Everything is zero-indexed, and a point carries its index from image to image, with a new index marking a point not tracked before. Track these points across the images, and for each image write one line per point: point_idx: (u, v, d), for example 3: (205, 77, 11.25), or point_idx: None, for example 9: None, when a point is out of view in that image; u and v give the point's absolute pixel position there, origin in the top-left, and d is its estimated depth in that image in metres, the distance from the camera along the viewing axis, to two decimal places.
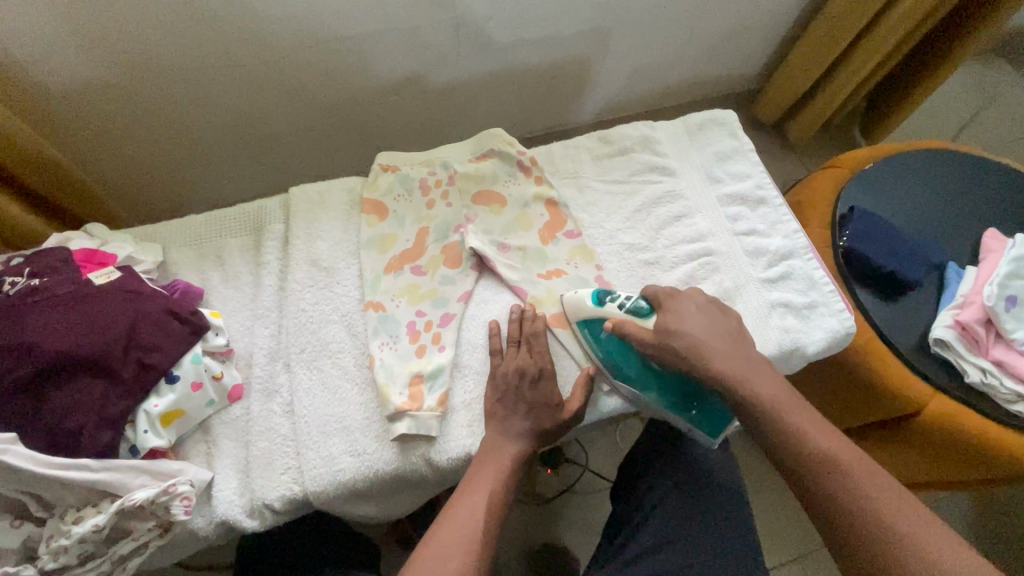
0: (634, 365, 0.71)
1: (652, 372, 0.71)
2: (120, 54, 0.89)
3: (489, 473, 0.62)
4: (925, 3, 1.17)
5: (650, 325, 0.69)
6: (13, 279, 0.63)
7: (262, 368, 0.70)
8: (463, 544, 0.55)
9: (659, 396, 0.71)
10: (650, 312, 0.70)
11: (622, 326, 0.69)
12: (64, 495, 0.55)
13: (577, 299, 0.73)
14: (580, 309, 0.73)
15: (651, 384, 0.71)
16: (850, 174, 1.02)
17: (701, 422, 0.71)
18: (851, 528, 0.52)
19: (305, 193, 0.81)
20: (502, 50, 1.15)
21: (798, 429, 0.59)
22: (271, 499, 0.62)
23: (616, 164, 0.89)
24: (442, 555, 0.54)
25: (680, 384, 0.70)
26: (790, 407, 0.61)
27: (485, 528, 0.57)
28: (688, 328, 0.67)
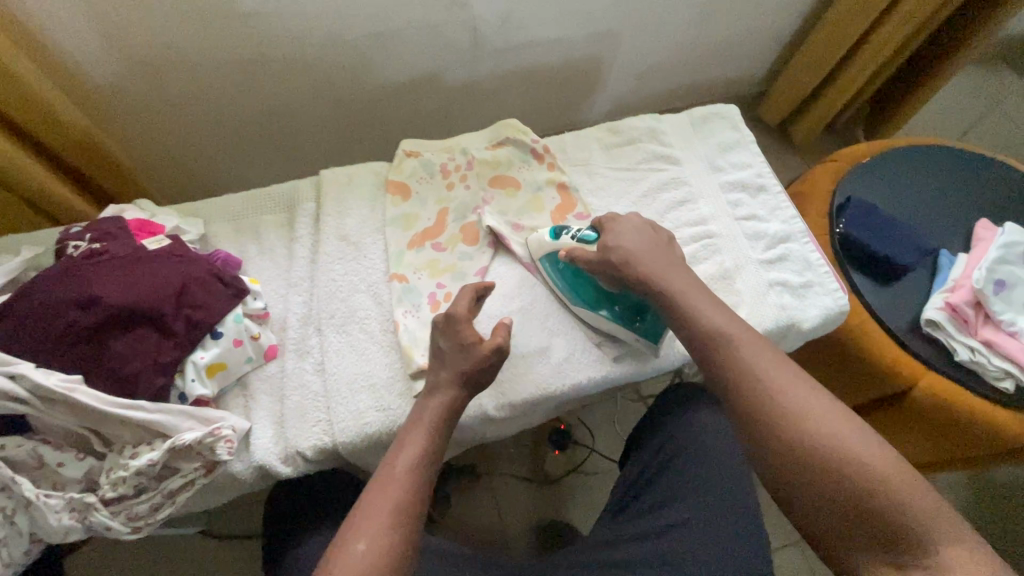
0: (586, 287, 0.78)
1: (600, 293, 0.77)
2: (164, 48, 0.96)
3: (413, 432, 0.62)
4: (924, 9, 1.23)
5: (595, 248, 0.75)
6: (76, 243, 0.70)
7: (295, 331, 0.76)
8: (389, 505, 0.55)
9: (612, 314, 0.77)
10: (595, 238, 0.76)
11: (570, 252, 0.76)
12: (122, 432, 0.61)
13: (536, 238, 0.80)
14: (540, 244, 0.80)
15: (601, 303, 0.77)
16: (848, 166, 1.06)
17: (646, 334, 0.77)
18: (815, 481, 0.53)
19: (335, 175, 0.88)
20: (517, 49, 1.22)
21: (773, 389, 0.58)
22: (304, 447, 0.68)
23: (624, 153, 0.95)
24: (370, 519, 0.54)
25: (628, 303, 0.77)
26: (752, 348, 0.61)
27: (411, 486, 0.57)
28: (669, 276, 0.72)
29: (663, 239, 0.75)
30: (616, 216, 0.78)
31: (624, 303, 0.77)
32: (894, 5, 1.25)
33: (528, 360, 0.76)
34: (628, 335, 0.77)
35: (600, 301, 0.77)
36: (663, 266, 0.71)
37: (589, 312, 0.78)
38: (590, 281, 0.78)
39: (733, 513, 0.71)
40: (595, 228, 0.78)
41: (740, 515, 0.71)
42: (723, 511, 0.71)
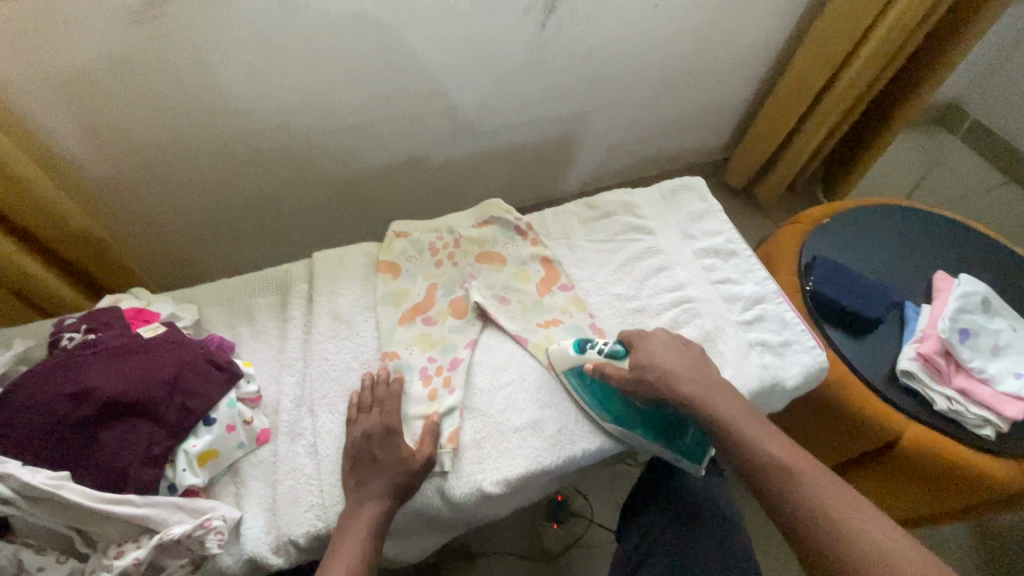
0: (617, 405, 0.79)
1: (633, 412, 0.79)
2: (158, 143, 1.02)
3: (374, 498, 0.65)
4: (857, 86, 1.37)
5: (626, 365, 0.78)
6: (70, 335, 0.71)
7: (288, 413, 0.76)
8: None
9: (646, 433, 0.78)
10: (626, 355, 0.80)
11: (602, 369, 0.78)
12: (108, 530, 0.59)
13: (560, 351, 0.81)
14: (563, 355, 0.81)
15: (636, 423, 0.78)
16: (810, 228, 1.14)
17: (685, 454, 0.79)
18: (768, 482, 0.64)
19: (327, 256, 0.92)
20: (496, 132, 1.32)
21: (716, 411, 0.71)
22: (296, 535, 0.66)
23: (602, 226, 1.01)
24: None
25: (661, 419, 0.79)
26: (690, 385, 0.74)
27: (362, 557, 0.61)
28: (654, 357, 0.76)
29: (696, 354, 0.78)
30: (643, 333, 0.81)
31: (659, 422, 0.79)
32: (832, 82, 1.40)
33: (521, 434, 0.77)
34: (667, 452, 0.79)
35: (635, 420, 0.78)
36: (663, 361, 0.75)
37: (624, 431, 0.78)
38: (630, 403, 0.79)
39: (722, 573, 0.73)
40: (623, 343, 0.81)
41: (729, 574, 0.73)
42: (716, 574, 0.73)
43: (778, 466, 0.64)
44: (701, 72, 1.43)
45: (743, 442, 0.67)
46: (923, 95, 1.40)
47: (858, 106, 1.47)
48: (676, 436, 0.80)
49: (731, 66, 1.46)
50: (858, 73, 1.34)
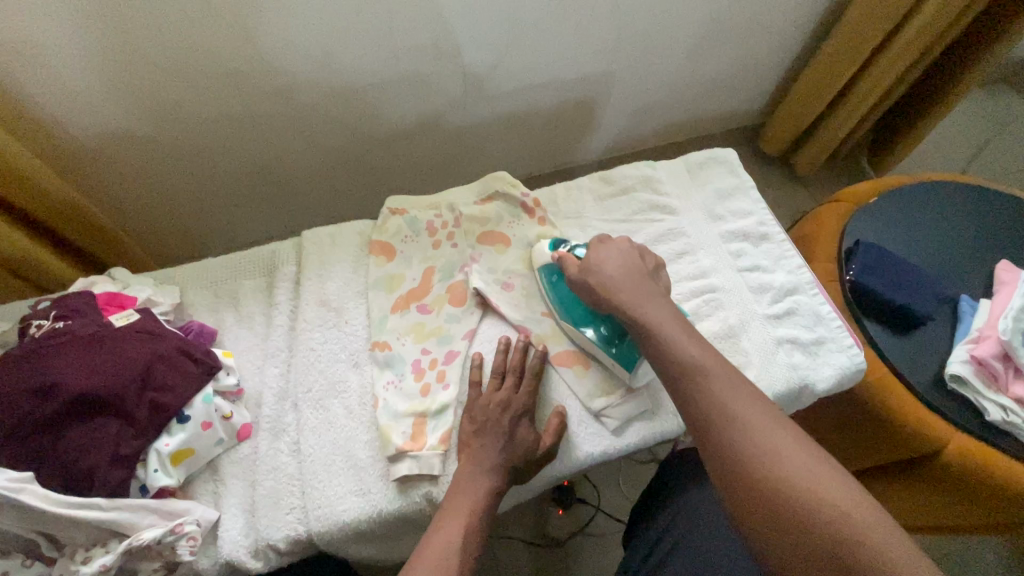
0: (573, 303, 0.77)
1: (587, 312, 0.75)
2: (141, 109, 0.95)
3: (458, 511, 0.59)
4: (922, 42, 1.20)
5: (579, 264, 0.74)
6: (38, 323, 0.66)
7: (270, 407, 0.71)
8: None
9: (592, 334, 0.74)
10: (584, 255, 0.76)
11: (563, 262, 0.75)
12: (74, 534, 0.56)
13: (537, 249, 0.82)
14: (540, 253, 0.81)
15: (585, 321, 0.75)
16: (854, 208, 1.02)
17: (621, 361, 0.73)
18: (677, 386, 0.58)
19: (317, 235, 0.85)
20: (508, 95, 1.20)
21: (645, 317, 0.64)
22: (275, 540, 0.63)
23: (618, 204, 0.91)
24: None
25: (608, 322, 0.74)
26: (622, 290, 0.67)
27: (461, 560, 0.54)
28: (606, 267, 0.70)
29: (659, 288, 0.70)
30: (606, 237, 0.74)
31: (607, 324, 0.74)
32: (892, 36, 1.22)
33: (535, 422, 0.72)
34: (606, 360, 0.74)
35: (585, 319, 0.75)
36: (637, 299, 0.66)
37: (573, 330, 0.76)
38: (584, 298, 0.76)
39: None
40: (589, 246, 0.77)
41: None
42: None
43: (733, 415, 0.53)
44: (741, 26, 1.27)
45: (714, 403, 0.55)
46: (997, 52, 1.22)
47: (919, 65, 1.29)
48: (616, 341, 0.73)
49: (777, 19, 1.29)
50: (922, 29, 1.16)
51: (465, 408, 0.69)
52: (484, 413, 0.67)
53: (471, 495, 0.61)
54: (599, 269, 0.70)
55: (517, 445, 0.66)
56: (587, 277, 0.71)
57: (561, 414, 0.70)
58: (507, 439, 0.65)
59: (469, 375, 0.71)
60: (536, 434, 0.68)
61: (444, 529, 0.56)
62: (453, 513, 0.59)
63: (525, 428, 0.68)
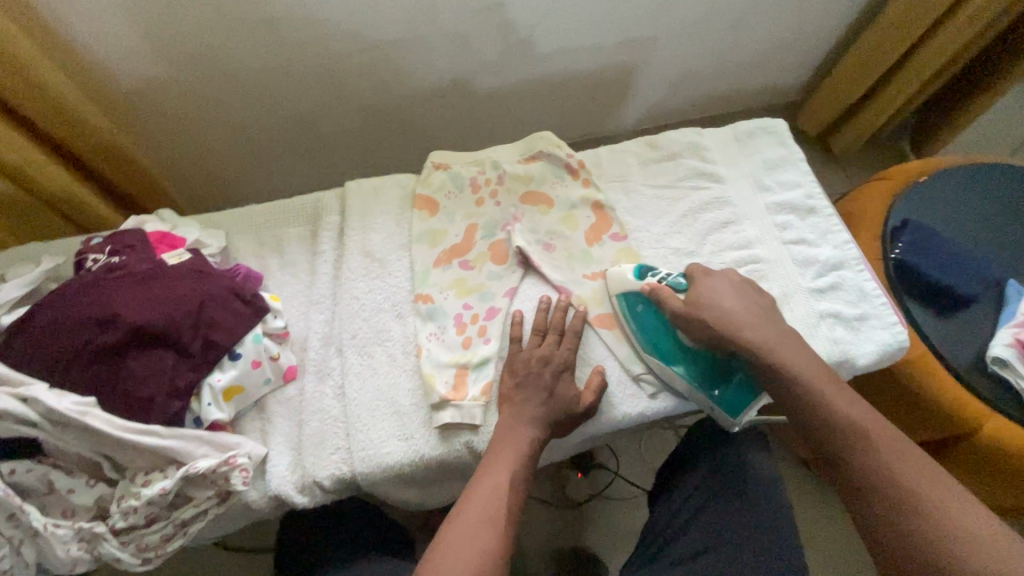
0: (666, 339, 0.72)
1: (681, 348, 0.72)
2: (181, 54, 0.94)
3: (503, 460, 0.60)
4: (977, 24, 1.13)
5: (684, 297, 0.72)
6: (95, 257, 0.68)
7: (315, 352, 0.73)
8: (486, 520, 0.55)
9: (686, 372, 0.71)
10: (686, 288, 0.73)
11: (657, 293, 0.72)
12: (135, 458, 0.58)
13: (619, 272, 0.76)
14: (621, 280, 0.76)
15: (681, 360, 0.71)
16: (902, 186, 0.99)
17: (723, 405, 0.71)
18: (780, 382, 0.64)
19: (360, 187, 0.85)
20: (549, 57, 1.17)
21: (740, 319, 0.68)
22: (321, 477, 0.65)
23: (663, 170, 0.90)
24: (469, 530, 0.54)
25: (709, 363, 0.71)
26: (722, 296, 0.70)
27: (507, 503, 0.57)
28: (719, 300, 0.70)
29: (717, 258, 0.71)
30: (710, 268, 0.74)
31: (708, 364, 0.71)
32: (946, 17, 1.16)
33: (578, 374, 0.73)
34: (704, 402, 0.71)
35: (677, 356, 0.71)
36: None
37: (663, 365, 0.71)
38: (673, 334, 0.72)
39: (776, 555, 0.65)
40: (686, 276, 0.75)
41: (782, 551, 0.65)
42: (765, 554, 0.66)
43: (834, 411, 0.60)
44: None
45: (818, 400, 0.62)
46: None
47: (972, 49, 1.22)
48: (719, 385, 0.71)
49: None
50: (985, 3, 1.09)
51: (507, 362, 0.70)
52: (526, 367, 0.68)
53: (514, 443, 0.62)
54: (714, 302, 0.69)
55: (559, 399, 0.66)
56: (697, 312, 0.69)
57: (601, 373, 0.71)
58: (549, 393, 0.66)
59: (510, 331, 0.72)
60: (577, 391, 0.68)
61: (491, 473, 0.59)
62: (498, 458, 0.61)
63: (566, 383, 0.68)
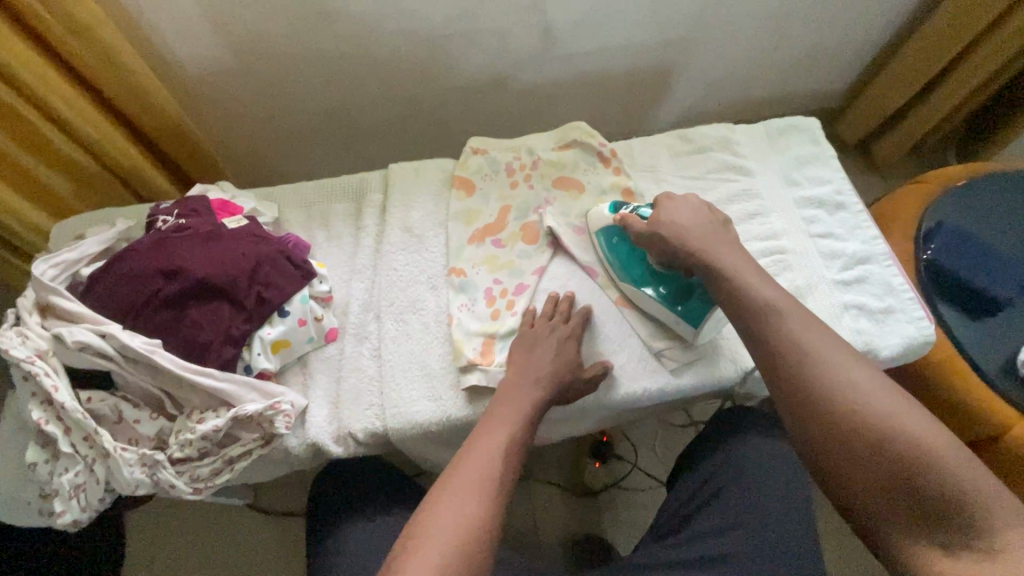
0: (636, 265, 0.76)
1: (648, 271, 0.75)
2: (245, 46, 1.02)
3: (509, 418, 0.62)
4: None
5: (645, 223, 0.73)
6: (165, 218, 0.75)
7: (356, 316, 0.78)
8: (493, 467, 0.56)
9: (656, 294, 0.74)
10: (649, 214, 0.74)
11: (624, 221, 0.75)
12: (192, 397, 0.64)
13: (594, 213, 0.80)
14: (597, 217, 0.80)
15: (649, 283, 0.75)
16: (938, 189, 0.98)
17: (687, 318, 0.73)
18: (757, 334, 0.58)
19: (403, 169, 0.90)
20: (586, 56, 1.21)
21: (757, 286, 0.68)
22: (355, 430, 0.70)
23: (693, 162, 0.92)
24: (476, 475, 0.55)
25: (674, 281, 0.74)
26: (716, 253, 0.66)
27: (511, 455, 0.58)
28: (678, 220, 0.70)
29: None
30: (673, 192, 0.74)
31: (673, 283, 0.74)
32: (990, 30, 1.16)
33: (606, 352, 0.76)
34: (671, 318, 0.74)
35: (647, 280, 0.75)
36: (717, 251, 0.67)
37: (636, 291, 0.76)
38: (641, 259, 0.76)
39: (784, 539, 0.67)
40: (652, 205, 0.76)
41: (792, 537, 0.67)
42: (768, 540, 0.67)
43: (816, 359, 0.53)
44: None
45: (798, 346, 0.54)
46: None
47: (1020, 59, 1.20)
48: (682, 300, 0.73)
49: None
50: None
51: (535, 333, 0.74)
52: (551, 339, 0.71)
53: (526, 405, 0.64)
54: (670, 221, 0.70)
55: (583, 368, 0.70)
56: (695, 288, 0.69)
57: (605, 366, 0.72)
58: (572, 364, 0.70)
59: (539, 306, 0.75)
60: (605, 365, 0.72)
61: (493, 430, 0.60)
62: (502, 415, 0.63)
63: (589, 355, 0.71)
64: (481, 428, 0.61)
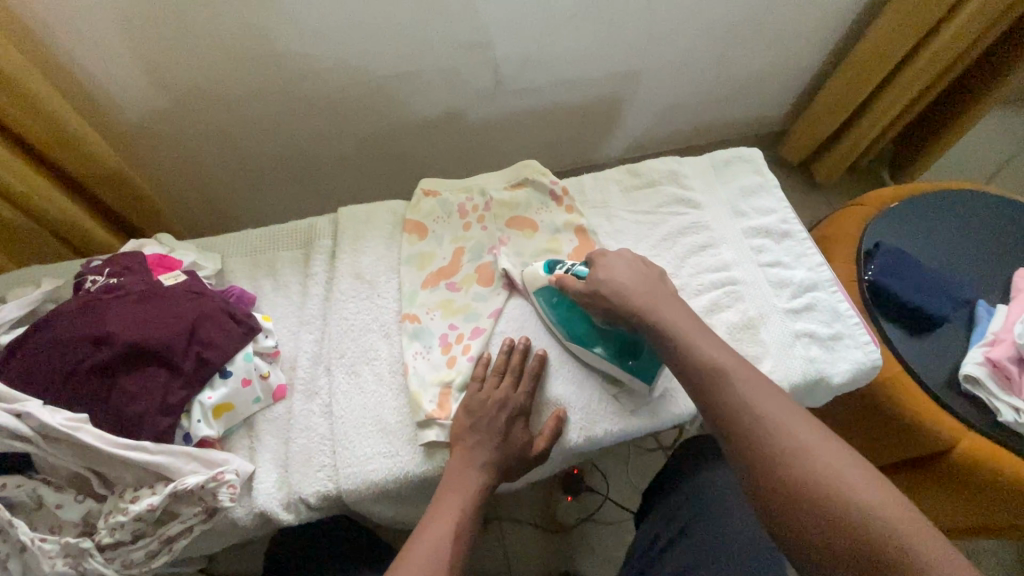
0: (579, 325, 0.75)
1: (592, 331, 0.75)
2: (189, 88, 1.00)
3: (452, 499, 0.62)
4: (940, 61, 1.21)
5: (584, 282, 0.73)
6: (94, 278, 0.70)
7: (305, 371, 0.75)
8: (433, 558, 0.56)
9: (605, 353, 0.73)
10: (587, 273, 0.74)
11: (560, 282, 0.75)
12: (124, 474, 0.60)
13: (531, 272, 0.79)
14: (534, 277, 0.78)
15: (594, 342, 0.74)
16: (875, 212, 1.03)
17: (639, 374, 0.72)
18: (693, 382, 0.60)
19: (353, 213, 0.88)
20: (538, 90, 1.23)
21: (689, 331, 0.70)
22: (306, 494, 0.66)
23: (643, 196, 0.94)
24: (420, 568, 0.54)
25: (619, 338, 0.74)
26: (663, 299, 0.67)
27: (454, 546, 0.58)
28: (618, 278, 0.70)
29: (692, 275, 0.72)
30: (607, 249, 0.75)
31: (619, 340, 0.74)
32: (911, 58, 1.24)
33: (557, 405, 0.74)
34: (622, 375, 0.73)
35: (593, 339, 0.74)
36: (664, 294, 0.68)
37: (584, 350, 0.75)
38: (585, 318, 0.75)
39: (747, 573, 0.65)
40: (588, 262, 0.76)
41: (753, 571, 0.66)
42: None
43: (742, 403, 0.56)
44: (769, 29, 1.29)
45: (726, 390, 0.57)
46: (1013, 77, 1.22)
47: (939, 83, 1.29)
48: (631, 356, 0.73)
49: (805, 25, 1.30)
50: (951, 38, 1.16)
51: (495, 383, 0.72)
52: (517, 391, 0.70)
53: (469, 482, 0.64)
54: (609, 278, 0.70)
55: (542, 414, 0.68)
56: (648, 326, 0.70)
57: (559, 418, 0.71)
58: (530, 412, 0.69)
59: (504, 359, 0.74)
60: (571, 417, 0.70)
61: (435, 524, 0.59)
62: (457, 483, 0.64)
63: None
64: (438, 499, 0.62)
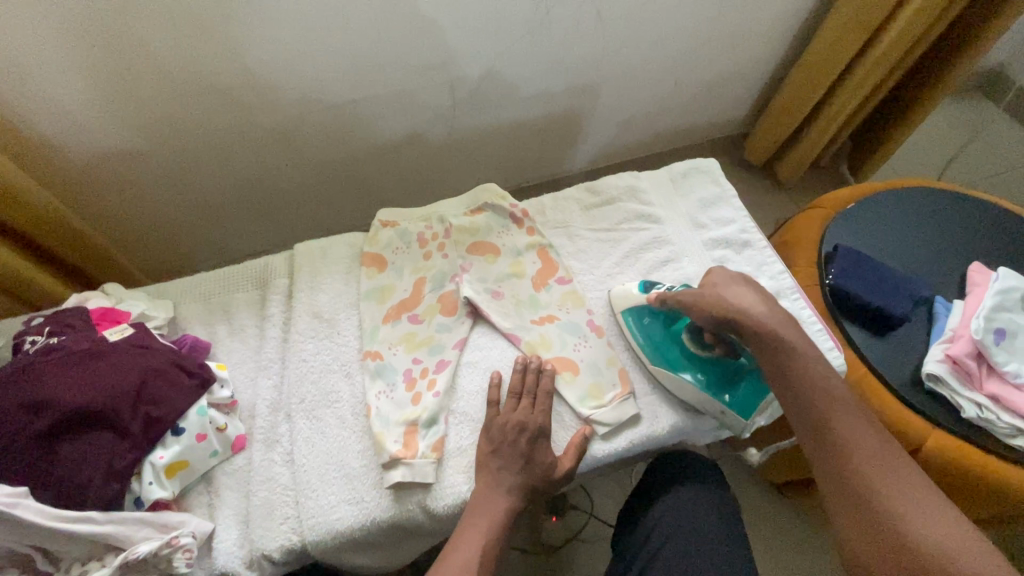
0: (673, 347, 0.77)
1: (686, 356, 0.76)
2: (133, 127, 0.96)
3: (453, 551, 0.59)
4: (887, 60, 1.24)
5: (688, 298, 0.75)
6: (32, 338, 0.66)
7: (263, 419, 0.73)
8: None
9: (697, 380, 0.74)
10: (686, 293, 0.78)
11: (659, 302, 0.78)
12: (70, 548, 0.57)
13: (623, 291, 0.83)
14: (629, 296, 0.82)
15: (686, 366, 0.75)
16: (833, 213, 1.05)
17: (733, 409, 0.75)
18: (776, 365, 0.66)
19: (309, 248, 0.86)
20: (496, 108, 1.23)
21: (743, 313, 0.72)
22: (270, 550, 0.64)
23: (604, 213, 0.93)
24: None
25: (718, 368, 0.75)
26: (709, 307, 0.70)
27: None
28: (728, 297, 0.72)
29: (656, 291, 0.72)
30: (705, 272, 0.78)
31: (716, 371, 0.75)
32: (860, 58, 1.27)
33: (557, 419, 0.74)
34: (716, 407, 0.74)
35: (684, 364, 0.76)
36: None
37: (672, 373, 0.76)
38: (679, 343, 0.77)
39: None
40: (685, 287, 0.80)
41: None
42: None
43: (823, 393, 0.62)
44: (721, 37, 1.30)
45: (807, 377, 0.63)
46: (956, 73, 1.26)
47: (888, 81, 1.33)
48: (728, 390, 0.75)
49: (756, 31, 1.33)
50: (896, 38, 1.19)
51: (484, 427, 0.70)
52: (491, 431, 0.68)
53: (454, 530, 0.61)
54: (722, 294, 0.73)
55: (509, 447, 0.67)
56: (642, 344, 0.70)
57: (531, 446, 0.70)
58: (495, 448, 0.67)
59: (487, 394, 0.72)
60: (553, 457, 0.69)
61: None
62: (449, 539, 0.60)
63: (542, 448, 0.68)
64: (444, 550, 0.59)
